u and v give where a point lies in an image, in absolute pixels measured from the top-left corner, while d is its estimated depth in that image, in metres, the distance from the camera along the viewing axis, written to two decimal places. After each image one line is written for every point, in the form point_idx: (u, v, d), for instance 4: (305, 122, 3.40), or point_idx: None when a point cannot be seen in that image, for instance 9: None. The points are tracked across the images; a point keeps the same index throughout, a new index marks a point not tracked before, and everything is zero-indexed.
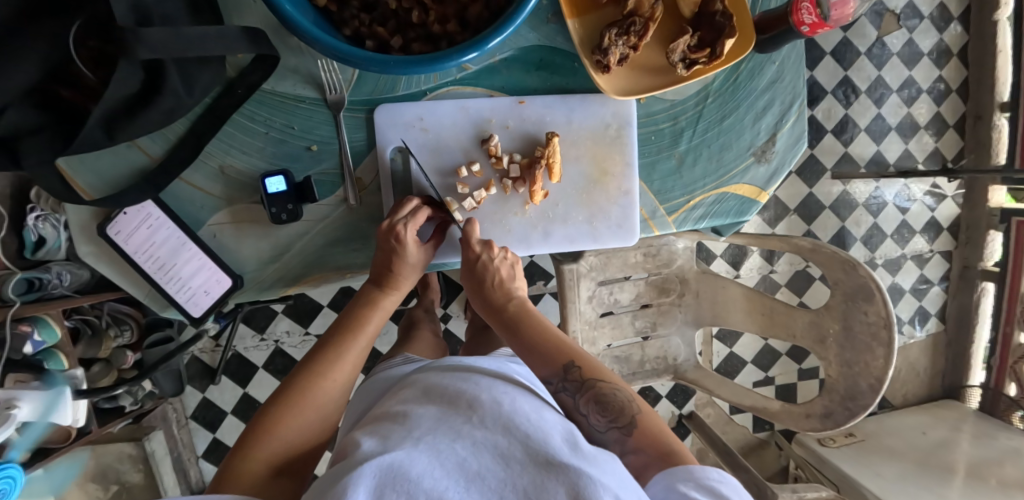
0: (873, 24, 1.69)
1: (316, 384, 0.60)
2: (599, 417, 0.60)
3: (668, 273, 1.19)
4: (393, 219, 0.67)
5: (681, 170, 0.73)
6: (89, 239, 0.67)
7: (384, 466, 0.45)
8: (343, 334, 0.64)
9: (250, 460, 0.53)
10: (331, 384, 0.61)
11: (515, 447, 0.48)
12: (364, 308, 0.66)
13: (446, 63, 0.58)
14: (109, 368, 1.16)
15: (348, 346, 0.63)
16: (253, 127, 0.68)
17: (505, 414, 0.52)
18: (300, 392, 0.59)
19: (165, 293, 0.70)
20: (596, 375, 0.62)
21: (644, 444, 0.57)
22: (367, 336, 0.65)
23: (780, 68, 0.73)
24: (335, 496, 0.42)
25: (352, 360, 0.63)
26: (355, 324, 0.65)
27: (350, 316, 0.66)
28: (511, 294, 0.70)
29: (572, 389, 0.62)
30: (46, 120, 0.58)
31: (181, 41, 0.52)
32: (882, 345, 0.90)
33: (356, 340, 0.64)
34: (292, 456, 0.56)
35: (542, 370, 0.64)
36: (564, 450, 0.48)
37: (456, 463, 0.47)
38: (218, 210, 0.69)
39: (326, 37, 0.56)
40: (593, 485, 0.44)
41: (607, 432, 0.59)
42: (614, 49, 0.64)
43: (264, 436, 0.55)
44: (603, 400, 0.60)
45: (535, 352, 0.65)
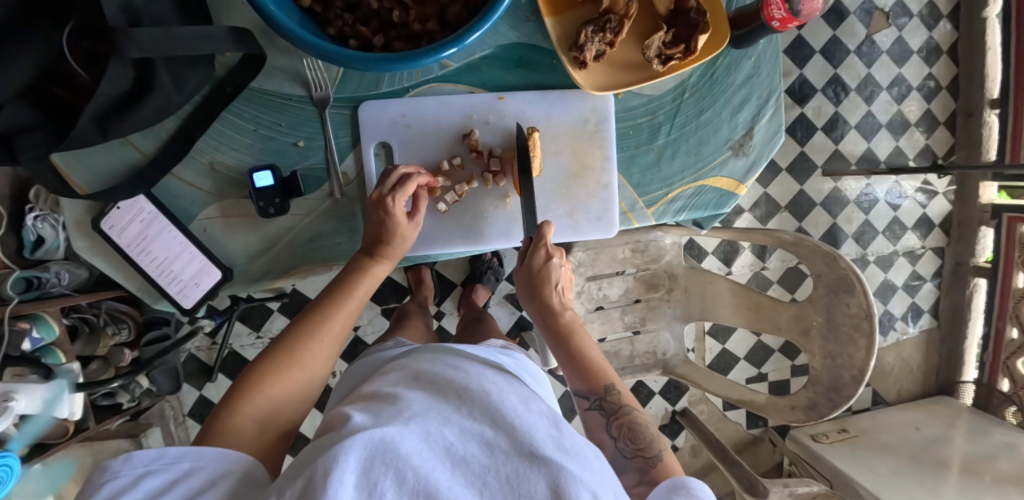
0: (863, 22, 1.71)
1: (304, 346, 0.61)
2: (627, 443, 0.63)
3: (656, 268, 1.20)
4: (381, 190, 0.69)
5: (660, 163, 0.75)
6: (84, 233, 0.69)
7: (374, 439, 0.46)
8: (333, 296, 0.65)
9: (236, 412, 0.54)
10: (318, 345, 0.62)
11: (501, 437, 0.50)
12: (354, 274, 0.67)
13: (424, 59, 0.59)
14: (107, 365, 1.19)
15: (337, 309, 0.64)
16: (243, 124, 0.70)
17: (492, 404, 0.53)
18: (288, 351, 0.60)
19: (157, 285, 0.72)
20: (634, 409, 0.66)
21: (661, 477, 0.59)
22: (356, 301, 0.66)
23: (757, 63, 0.74)
24: (324, 464, 0.44)
25: (340, 324, 0.64)
26: (345, 287, 0.66)
27: (341, 282, 0.67)
28: (564, 303, 0.75)
29: (607, 410, 0.66)
30: (40, 117, 0.60)
31: (169, 41, 0.54)
32: (864, 336, 0.91)
33: (345, 304, 0.65)
34: (277, 415, 0.57)
35: (583, 384, 0.69)
36: (548, 442, 0.50)
37: (444, 447, 0.48)
38: (209, 204, 0.71)
39: (308, 37, 0.58)
40: (572, 481, 0.45)
41: (632, 459, 0.62)
42: (590, 46, 0.66)
43: (251, 394, 0.56)
44: (634, 430, 0.64)
45: (580, 366, 0.70)
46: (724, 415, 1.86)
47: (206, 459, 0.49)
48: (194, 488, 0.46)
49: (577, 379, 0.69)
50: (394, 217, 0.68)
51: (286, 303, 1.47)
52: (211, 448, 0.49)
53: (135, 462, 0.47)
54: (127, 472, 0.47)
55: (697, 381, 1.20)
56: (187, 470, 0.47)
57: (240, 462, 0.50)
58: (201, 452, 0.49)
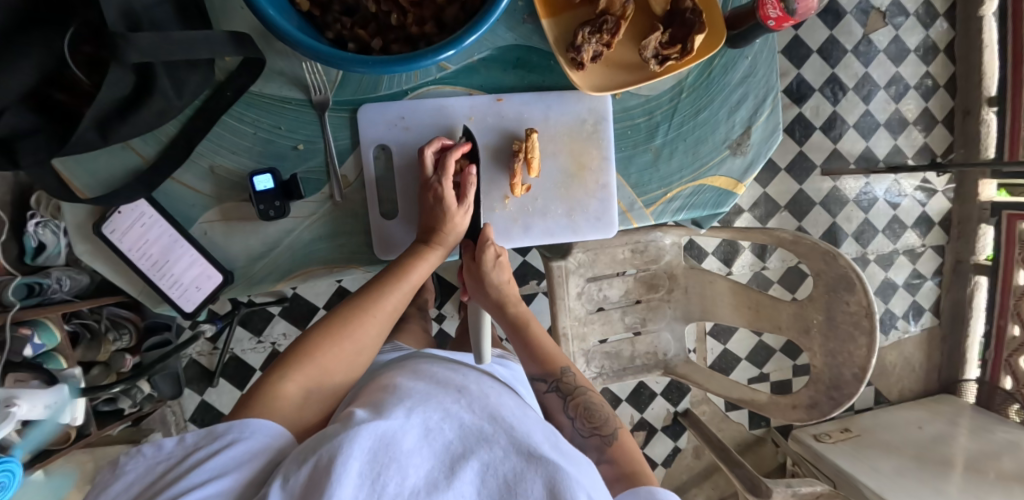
0: (860, 21, 1.71)
1: (357, 322, 0.64)
2: (584, 423, 0.69)
3: (656, 269, 1.20)
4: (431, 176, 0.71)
5: (657, 163, 0.75)
6: (85, 238, 0.70)
7: (380, 431, 0.46)
8: (388, 279, 0.68)
9: (286, 379, 0.56)
10: (369, 324, 0.65)
11: (500, 436, 0.50)
12: (410, 259, 0.70)
13: (422, 61, 0.59)
14: (108, 370, 1.18)
15: (390, 290, 0.68)
16: (242, 128, 0.70)
17: (491, 407, 0.54)
18: (338, 329, 0.63)
19: (158, 288, 0.72)
20: (584, 388, 0.73)
21: (619, 455, 0.64)
22: (405, 290, 0.69)
23: (753, 62, 0.75)
24: (328, 451, 0.44)
25: (388, 309, 0.67)
26: (400, 271, 0.69)
27: (390, 272, 0.69)
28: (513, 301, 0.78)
29: (564, 392, 0.73)
30: (41, 123, 0.60)
31: (167, 46, 0.54)
32: (864, 333, 0.91)
33: (394, 289, 0.68)
34: (322, 383, 0.59)
35: (541, 369, 0.74)
36: (546, 445, 0.50)
37: (444, 444, 0.48)
38: (209, 208, 0.71)
39: (307, 40, 0.58)
40: (570, 483, 0.45)
41: (590, 437, 0.67)
42: (587, 47, 0.66)
43: (302, 361, 0.59)
44: (589, 409, 0.70)
45: (537, 354, 0.76)
46: (726, 416, 1.85)
47: (265, 434, 0.50)
48: (235, 459, 0.46)
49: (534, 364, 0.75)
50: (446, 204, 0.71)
51: (287, 307, 1.47)
52: (260, 422, 0.50)
53: (188, 440, 0.49)
54: (179, 450, 0.48)
55: (698, 382, 1.20)
56: (230, 441, 0.48)
57: (281, 438, 0.51)
58: (247, 424, 0.50)
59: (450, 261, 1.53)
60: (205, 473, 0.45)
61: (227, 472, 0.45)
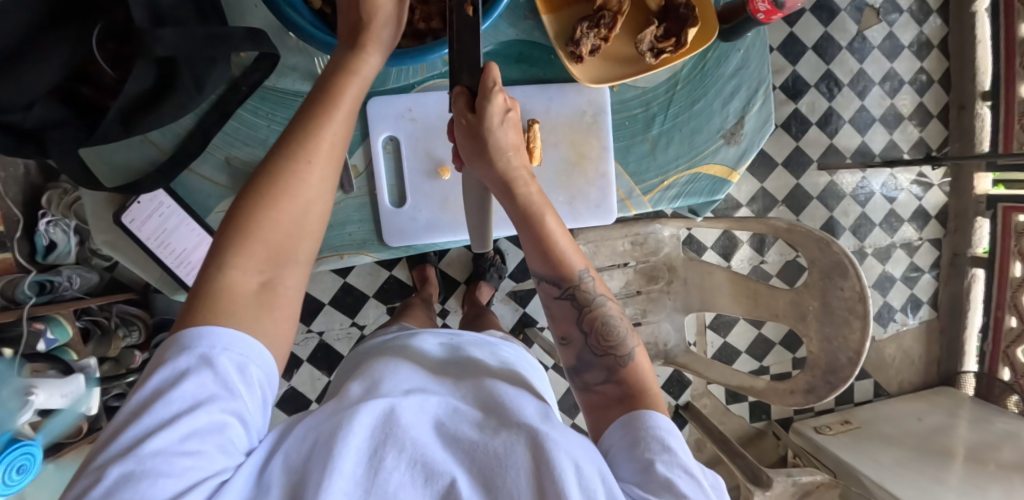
0: (854, 18, 1.74)
1: (283, 175, 0.49)
2: (597, 340, 0.63)
3: (656, 260, 1.23)
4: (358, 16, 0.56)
5: (654, 152, 0.78)
6: (105, 228, 0.73)
7: (376, 417, 0.49)
8: (310, 113, 0.51)
9: (231, 267, 0.47)
10: (298, 169, 0.50)
11: (491, 416, 0.52)
12: (336, 76, 0.54)
13: (430, 55, 0.63)
14: (119, 365, 1.22)
15: (319, 121, 0.51)
16: (256, 121, 0.73)
17: (484, 390, 0.56)
18: (271, 188, 0.48)
19: (175, 276, 0.75)
20: (600, 299, 0.64)
21: (629, 379, 0.59)
22: (341, 113, 0.52)
23: (746, 55, 0.78)
24: (331, 431, 0.47)
25: (328, 141, 0.51)
26: (324, 95, 0.52)
27: (318, 94, 0.53)
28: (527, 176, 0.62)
29: (576, 300, 0.63)
30: (70, 115, 0.63)
31: (192, 44, 0.59)
32: (859, 318, 0.94)
33: (328, 126, 0.51)
34: (255, 261, 0.48)
35: (552, 269, 0.63)
36: (535, 419, 0.52)
37: (438, 424, 0.51)
38: (224, 198, 0.75)
39: (322, 36, 0.62)
40: (552, 445, 0.47)
41: (602, 357, 0.61)
42: (586, 40, 0.69)
43: (228, 250, 0.47)
44: (603, 327, 0.63)
45: (546, 243, 0.62)
46: (727, 408, 1.87)
47: (214, 347, 0.45)
48: (208, 389, 0.43)
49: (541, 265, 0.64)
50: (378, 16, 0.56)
51: None
52: (219, 331, 0.45)
53: (156, 357, 0.45)
54: (150, 369, 0.45)
55: (698, 370, 1.23)
56: (199, 361, 0.44)
57: (256, 354, 0.46)
58: (210, 336, 0.45)
59: (455, 257, 1.56)
60: (180, 402, 0.42)
61: (203, 403, 0.42)
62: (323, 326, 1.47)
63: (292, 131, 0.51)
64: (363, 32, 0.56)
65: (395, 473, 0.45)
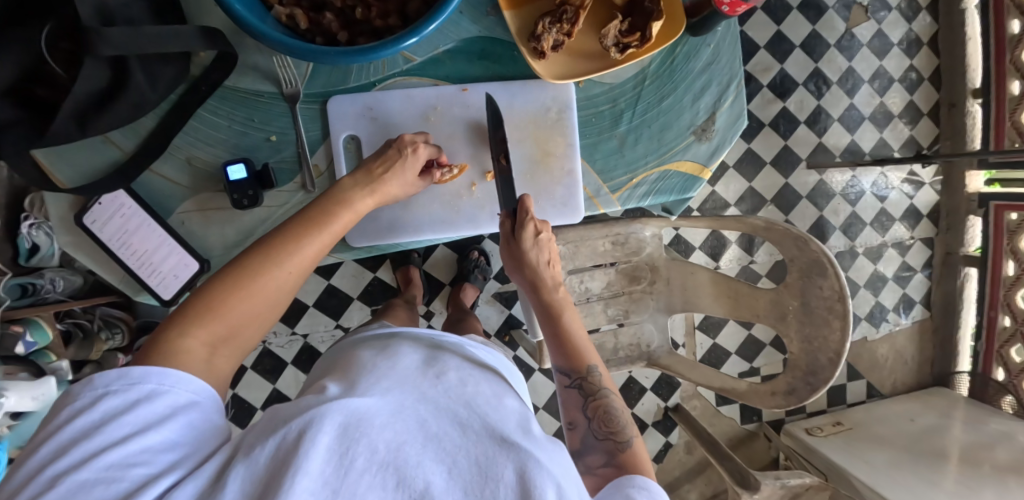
0: (842, 16, 1.73)
1: (267, 269, 0.54)
2: (599, 425, 0.65)
3: (637, 261, 1.22)
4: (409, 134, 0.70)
5: (622, 149, 0.77)
6: (67, 229, 0.72)
7: (352, 410, 0.47)
8: (308, 225, 0.57)
9: (186, 335, 0.49)
10: (283, 273, 0.54)
11: (473, 421, 0.51)
12: (336, 203, 0.61)
13: (383, 50, 0.61)
14: (100, 368, 1.21)
15: (311, 235, 0.57)
16: (216, 120, 0.72)
17: (468, 392, 0.55)
18: (251, 275, 0.53)
19: (138, 278, 0.74)
20: (609, 392, 0.68)
21: (628, 462, 0.60)
22: (333, 233, 0.59)
23: (716, 50, 0.76)
24: (299, 426, 0.45)
25: (314, 253, 0.57)
26: (323, 216, 0.59)
27: (319, 210, 0.60)
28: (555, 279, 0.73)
29: (585, 391, 0.67)
30: (23, 115, 0.63)
31: (139, 41, 0.57)
32: (838, 318, 0.93)
33: (320, 233, 0.58)
34: (226, 337, 0.51)
35: (563, 361, 0.69)
36: (518, 434, 0.51)
37: (418, 423, 0.49)
38: (185, 198, 0.73)
39: (272, 32, 0.60)
40: (538, 471, 0.47)
41: (602, 440, 0.63)
42: (548, 36, 0.68)
43: (206, 318, 0.50)
44: (607, 414, 0.66)
45: (565, 343, 0.69)
46: (717, 410, 1.86)
47: (170, 383, 0.46)
48: (157, 414, 0.44)
49: (560, 356, 0.69)
50: (410, 157, 0.69)
51: None
52: (172, 373, 0.46)
53: (96, 383, 0.45)
54: (87, 394, 0.44)
55: (681, 372, 1.21)
56: (150, 392, 0.45)
57: (211, 397, 0.48)
58: (164, 376, 0.46)
59: (439, 258, 1.54)
60: (127, 426, 0.43)
61: (152, 428, 0.43)
62: (306, 328, 1.46)
63: (281, 235, 0.56)
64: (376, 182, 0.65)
65: (368, 476, 0.44)
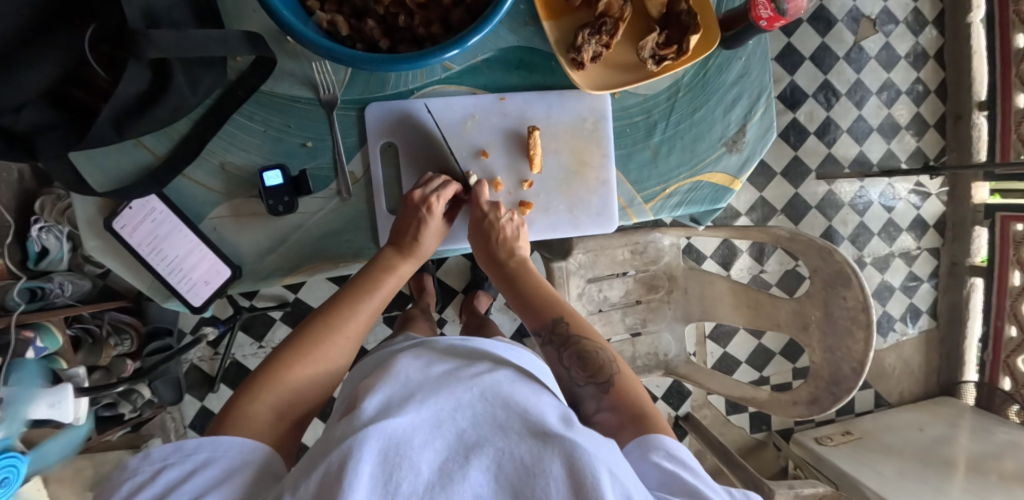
0: (850, 29, 1.75)
1: (329, 338, 0.63)
2: (579, 371, 0.64)
3: (656, 270, 1.22)
4: (424, 190, 0.73)
5: (656, 160, 0.77)
6: (96, 233, 0.70)
7: (386, 432, 0.47)
8: (359, 294, 0.67)
9: (257, 401, 0.56)
10: (342, 340, 0.64)
11: (512, 418, 0.50)
12: (380, 273, 0.70)
13: (429, 60, 0.61)
14: (110, 375, 1.20)
15: (362, 305, 0.67)
16: (253, 126, 0.71)
17: (503, 389, 0.54)
18: (313, 343, 0.61)
19: (167, 283, 0.72)
20: (582, 333, 0.67)
21: (619, 402, 0.60)
22: (380, 299, 0.69)
23: (747, 63, 0.77)
24: (338, 459, 0.44)
25: (363, 319, 0.66)
26: (371, 284, 0.68)
27: (366, 277, 0.69)
28: (513, 251, 0.75)
29: (558, 342, 0.67)
30: (59, 118, 0.60)
31: (186, 43, 0.54)
32: (861, 328, 0.93)
33: (369, 302, 0.67)
34: (294, 404, 0.58)
35: (533, 322, 0.69)
36: (559, 425, 0.50)
37: (456, 434, 0.49)
38: (219, 204, 0.72)
39: (319, 38, 0.59)
40: (587, 459, 0.45)
41: (586, 386, 0.63)
42: (587, 47, 0.69)
43: (274, 382, 0.58)
44: (585, 356, 0.64)
45: (529, 306, 0.70)
46: (728, 419, 1.86)
47: (222, 450, 0.50)
48: (211, 477, 0.48)
49: (528, 316, 0.70)
50: (432, 217, 0.72)
51: (289, 313, 1.50)
52: (230, 437, 0.51)
53: (154, 457, 0.49)
54: (145, 468, 0.49)
55: (699, 381, 1.21)
56: (203, 460, 0.49)
57: (260, 451, 0.52)
58: (217, 443, 0.50)
59: (452, 266, 1.54)
60: (185, 493, 0.46)
61: (206, 490, 0.47)
62: None
63: (334, 306, 0.66)
64: (410, 247, 0.72)
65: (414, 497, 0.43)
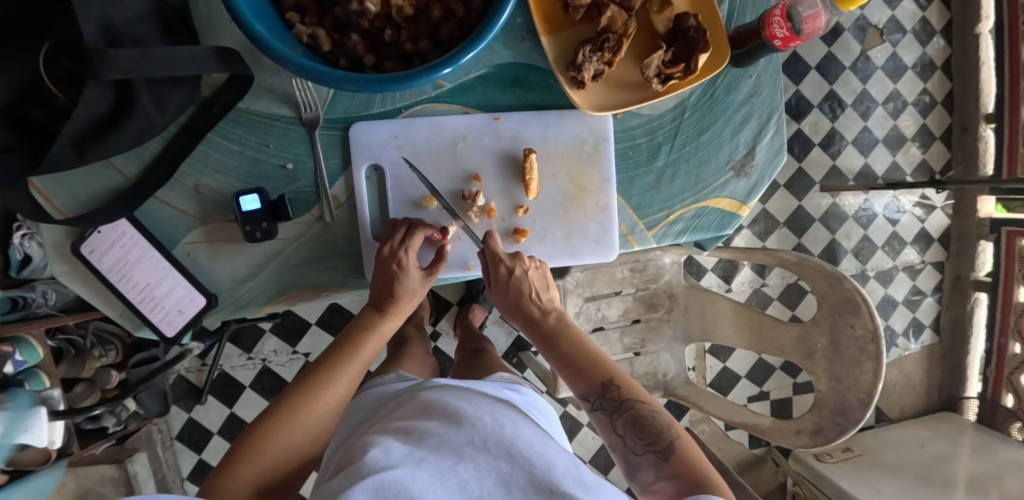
0: (857, 38, 1.71)
1: (303, 406, 0.60)
2: (636, 439, 0.60)
3: (655, 288, 1.18)
4: (391, 244, 0.67)
5: (659, 185, 0.73)
6: (63, 258, 0.65)
7: (385, 486, 0.44)
8: (338, 362, 0.64)
9: (232, 484, 0.55)
10: (320, 406, 0.61)
11: (518, 473, 0.47)
12: (361, 333, 0.67)
13: (416, 81, 0.56)
14: (93, 387, 1.14)
15: (342, 370, 0.64)
16: (228, 145, 0.67)
17: (508, 437, 0.50)
18: (291, 411, 0.59)
19: (138, 312, 0.67)
20: (639, 396, 0.62)
21: (680, 471, 0.56)
22: (361, 361, 0.66)
23: (757, 82, 0.73)
24: None
25: (344, 385, 0.63)
26: (352, 347, 0.65)
27: (349, 340, 0.66)
28: (547, 308, 0.71)
29: (609, 408, 0.62)
30: (16, 140, 0.55)
31: (149, 62, 0.49)
32: (870, 359, 0.89)
33: (349, 366, 0.64)
34: (269, 479, 0.57)
35: (580, 386, 0.64)
36: (569, 480, 0.47)
37: (458, 487, 0.46)
38: (193, 228, 0.68)
39: (294, 56, 0.54)
40: None
41: (643, 455, 0.58)
42: (588, 65, 0.64)
43: (248, 457, 0.56)
44: (641, 422, 0.60)
45: (576, 369, 0.65)
46: (726, 434, 1.82)
47: None
48: None
49: (576, 380, 0.65)
50: (407, 272, 0.67)
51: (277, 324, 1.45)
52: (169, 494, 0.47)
53: None
54: None
55: (698, 404, 1.17)
56: None
57: None
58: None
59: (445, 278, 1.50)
60: None
61: None
62: (308, 348, 1.46)
63: (319, 365, 0.64)
64: (392, 304, 0.68)
65: None
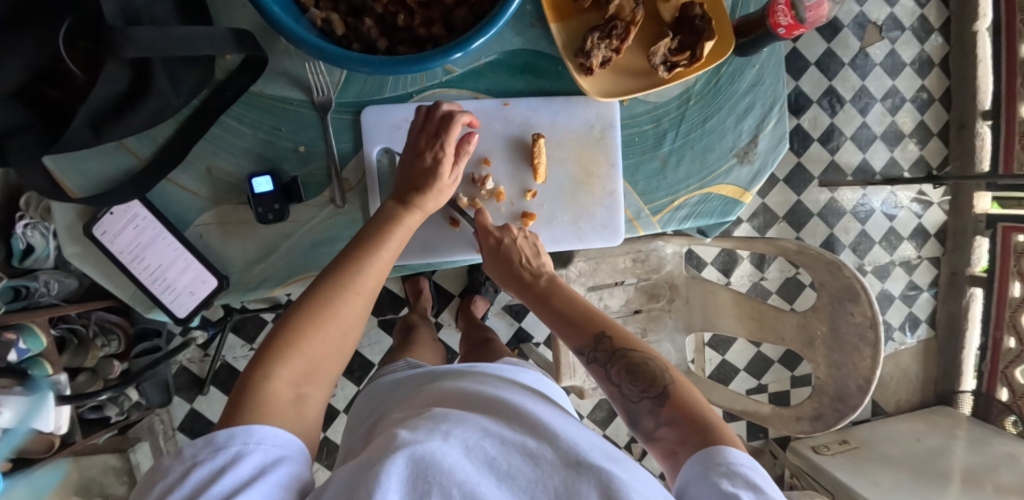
0: (856, 35, 1.73)
1: (335, 299, 0.57)
2: (631, 387, 0.59)
3: (657, 278, 1.19)
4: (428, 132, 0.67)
5: (665, 171, 0.74)
6: (75, 240, 0.66)
7: (415, 456, 0.44)
8: (363, 249, 0.61)
9: (273, 376, 0.51)
10: (353, 298, 0.58)
11: (544, 445, 0.48)
12: (384, 224, 0.64)
13: (429, 63, 0.57)
14: (95, 377, 1.15)
15: (369, 260, 0.60)
16: (241, 128, 0.68)
17: (532, 416, 0.52)
18: (322, 305, 0.56)
19: (151, 294, 0.68)
20: (631, 346, 0.62)
21: (678, 415, 0.56)
22: (387, 253, 0.62)
23: (761, 71, 0.74)
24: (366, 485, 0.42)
25: (373, 276, 0.60)
26: (376, 238, 0.62)
27: (370, 232, 0.63)
28: (539, 271, 0.71)
29: (603, 360, 0.62)
30: (34, 120, 0.56)
31: (168, 42, 0.50)
32: (869, 346, 0.90)
33: (376, 257, 0.61)
34: (311, 372, 0.54)
35: (575, 340, 0.65)
36: (594, 451, 0.48)
37: (487, 459, 0.46)
38: (205, 210, 0.69)
39: (310, 37, 0.55)
40: (624, 485, 0.44)
41: (640, 402, 0.58)
42: (597, 52, 0.66)
43: (287, 353, 0.53)
44: (635, 371, 0.60)
45: (569, 326, 0.66)
46: None
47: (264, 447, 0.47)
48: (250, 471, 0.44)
49: (572, 335, 0.65)
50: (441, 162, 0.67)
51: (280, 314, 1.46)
52: (264, 429, 0.47)
53: (184, 456, 0.45)
54: (177, 467, 0.45)
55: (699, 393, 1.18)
56: (236, 454, 0.45)
57: (297, 449, 0.48)
58: (251, 433, 0.46)
59: (447, 269, 1.51)
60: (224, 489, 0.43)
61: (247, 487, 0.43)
62: None
63: (343, 256, 0.60)
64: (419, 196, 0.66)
65: None
